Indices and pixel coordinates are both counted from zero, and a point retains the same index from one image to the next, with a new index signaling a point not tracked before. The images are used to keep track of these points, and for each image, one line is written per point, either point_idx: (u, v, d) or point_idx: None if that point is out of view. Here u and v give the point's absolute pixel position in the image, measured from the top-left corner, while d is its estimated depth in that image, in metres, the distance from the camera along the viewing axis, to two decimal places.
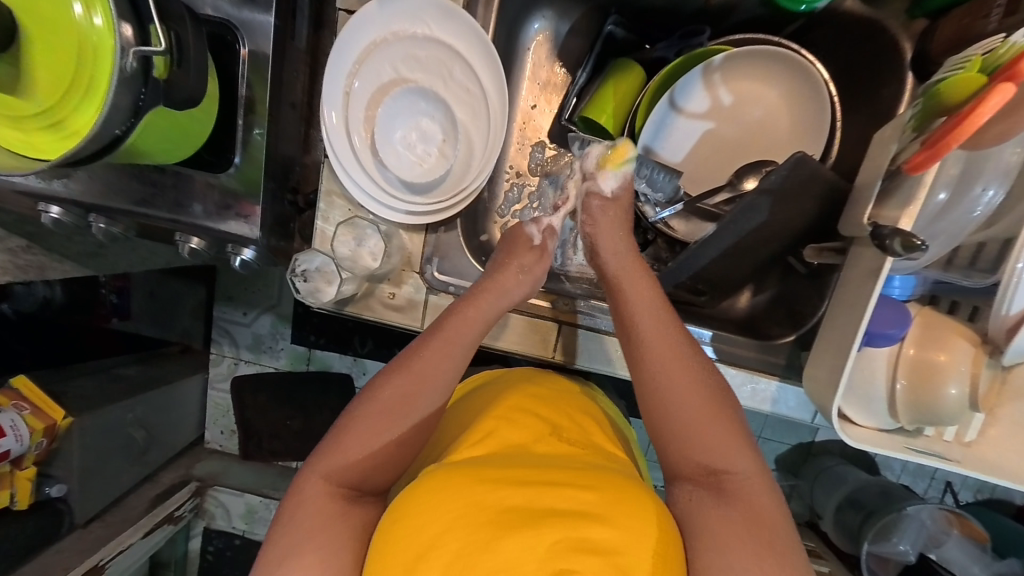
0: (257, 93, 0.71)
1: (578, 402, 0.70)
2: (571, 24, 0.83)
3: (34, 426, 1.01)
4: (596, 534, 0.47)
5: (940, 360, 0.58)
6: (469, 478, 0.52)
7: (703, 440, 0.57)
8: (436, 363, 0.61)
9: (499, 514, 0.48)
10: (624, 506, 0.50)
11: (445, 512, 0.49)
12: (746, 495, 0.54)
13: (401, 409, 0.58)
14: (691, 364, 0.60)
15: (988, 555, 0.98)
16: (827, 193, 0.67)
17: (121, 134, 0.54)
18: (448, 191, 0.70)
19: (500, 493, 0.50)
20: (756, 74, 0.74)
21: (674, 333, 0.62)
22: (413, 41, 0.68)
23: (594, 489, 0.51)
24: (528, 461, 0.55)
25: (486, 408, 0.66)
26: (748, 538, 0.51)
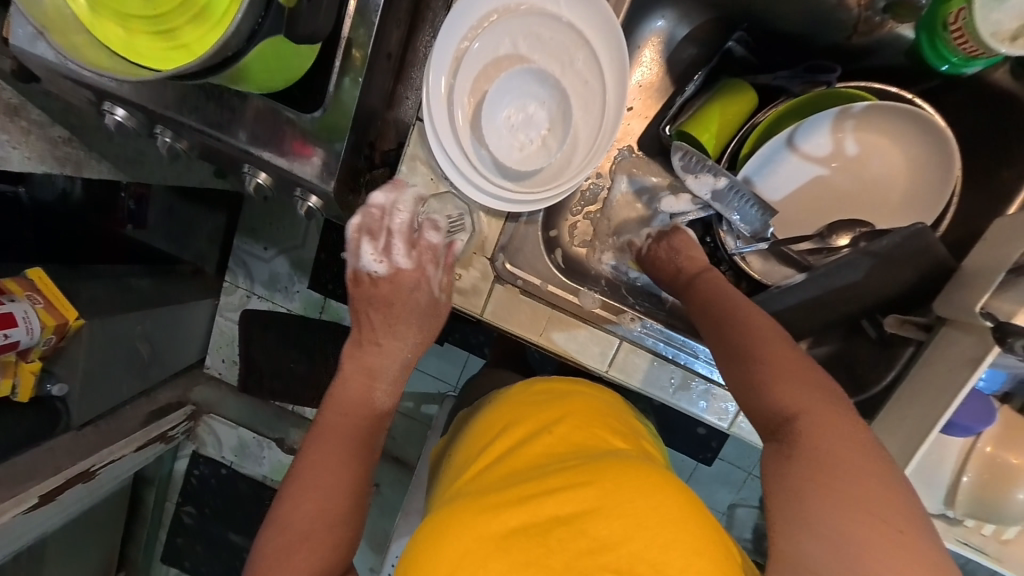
0: (359, 36, 0.66)
1: (586, 391, 0.68)
2: (689, 30, 0.79)
3: (45, 321, 0.93)
4: (601, 530, 0.47)
5: (1014, 462, 0.57)
6: (470, 511, 0.51)
7: (773, 385, 0.52)
8: (366, 377, 0.71)
9: (505, 538, 0.48)
10: (623, 492, 0.49)
11: (451, 555, 0.48)
12: (824, 445, 0.47)
13: (339, 436, 0.65)
14: (748, 336, 0.57)
15: None
16: (931, 269, 0.64)
17: (231, 57, 0.49)
18: (542, 184, 0.67)
19: (501, 517, 0.50)
20: (889, 129, 0.69)
21: (742, 312, 0.60)
22: (539, 18, 0.63)
23: (591, 484, 0.50)
24: (524, 475, 0.54)
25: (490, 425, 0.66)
26: (839, 495, 0.44)
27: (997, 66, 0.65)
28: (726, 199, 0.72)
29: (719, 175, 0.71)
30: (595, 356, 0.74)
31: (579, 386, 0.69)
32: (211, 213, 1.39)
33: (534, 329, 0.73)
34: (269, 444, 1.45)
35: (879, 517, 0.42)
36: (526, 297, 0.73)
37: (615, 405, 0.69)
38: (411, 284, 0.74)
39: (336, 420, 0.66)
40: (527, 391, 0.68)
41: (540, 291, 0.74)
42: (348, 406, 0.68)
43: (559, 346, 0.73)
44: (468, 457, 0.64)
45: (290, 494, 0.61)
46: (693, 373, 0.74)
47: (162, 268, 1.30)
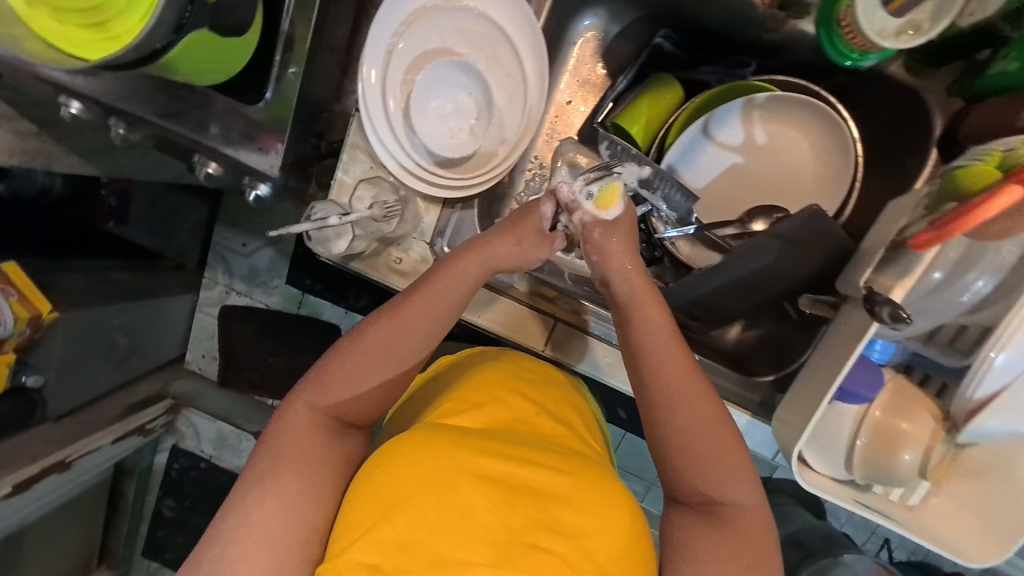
0: (299, 31, 0.70)
1: (562, 388, 0.75)
2: (622, 27, 0.83)
3: (18, 313, 0.96)
4: (563, 516, 0.53)
5: (902, 427, 0.61)
6: (453, 443, 0.55)
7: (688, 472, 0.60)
8: (418, 313, 0.65)
9: (479, 478, 0.53)
10: (593, 496, 0.56)
11: (425, 468, 0.53)
12: (739, 525, 0.59)
13: (382, 356, 0.64)
14: (706, 399, 0.61)
15: None
16: (835, 250, 0.69)
17: (161, 48, 0.55)
18: (474, 169, 0.72)
19: (482, 460, 0.54)
20: (795, 120, 0.76)
21: (690, 371, 0.62)
22: (464, 15, 0.68)
23: (570, 474, 0.57)
24: (509, 437, 0.60)
25: (473, 378, 0.70)
26: (735, 558, 0.57)
27: (892, 59, 0.67)
28: (655, 185, 0.75)
29: (642, 165, 0.74)
30: (534, 336, 0.80)
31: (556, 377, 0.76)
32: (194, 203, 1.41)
33: (475, 310, 0.79)
34: (247, 437, 1.48)
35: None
36: None
37: (586, 410, 0.76)
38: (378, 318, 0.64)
39: (399, 330, 0.64)
40: (519, 366, 0.73)
41: None
42: (390, 340, 0.64)
43: (504, 327, 0.80)
44: (453, 395, 0.67)
45: (315, 387, 0.63)
46: (625, 353, 0.80)
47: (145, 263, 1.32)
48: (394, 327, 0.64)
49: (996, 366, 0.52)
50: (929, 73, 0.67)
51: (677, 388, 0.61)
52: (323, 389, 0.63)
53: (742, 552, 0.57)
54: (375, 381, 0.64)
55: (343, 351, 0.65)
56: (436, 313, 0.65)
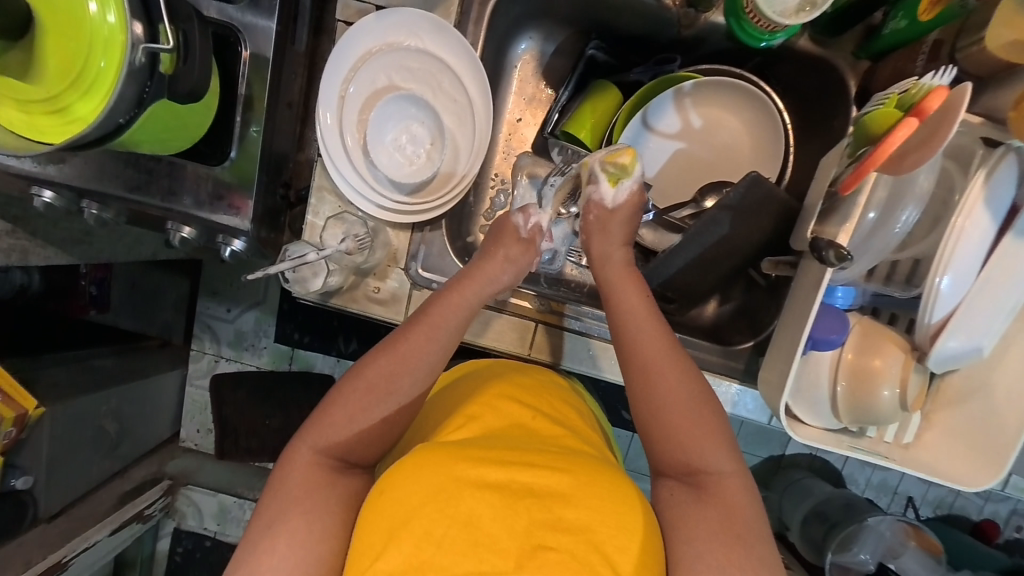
0: (256, 92, 0.75)
1: (553, 391, 0.75)
2: (556, 45, 0.89)
3: (3, 414, 0.92)
4: (567, 514, 0.52)
5: (875, 365, 0.64)
6: (450, 457, 0.56)
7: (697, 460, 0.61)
8: (421, 344, 0.66)
9: (481, 487, 0.53)
10: (596, 489, 0.55)
11: (427, 486, 0.53)
12: (721, 493, 0.59)
13: (385, 393, 0.64)
14: (701, 403, 0.63)
15: (940, 566, 1.09)
16: (782, 211, 0.73)
17: (124, 122, 0.58)
18: (435, 191, 0.76)
19: (480, 470, 0.55)
20: (723, 102, 0.82)
21: (685, 373, 0.64)
22: (405, 52, 0.73)
23: (569, 472, 0.56)
24: (507, 443, 0.60)
25: (477, 391, 0.71)
26: (720, 531, 0.56)
27: (799, 34, 0.73)
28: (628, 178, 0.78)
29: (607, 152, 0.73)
30: (518, 342, 0.82)
31: (546, 377, 0.78)
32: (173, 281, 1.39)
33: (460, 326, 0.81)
34: (252, 506, 1.43)
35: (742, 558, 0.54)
36: None
37: (583, 410, 0.77)
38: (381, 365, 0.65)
39: (401, 361, 0.65)
40: (514, 373, 0.75)
41: None
42: (392, 374, 0.65)
43: (489, 338, 0.82)
44: (454, 417, 0.68)
45: (321, 431, 0.62)
46: (608, 342, 0.82)
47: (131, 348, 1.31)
48: (394, 363, 0.65)
49: (945, 292, 0.57)
50: (833, 41, 0.73)
51: (667, 392, 0.63)
52: (328, 431, 0.62)
53: (727, 522, 0.57)
54: (381, 421, 0.64)
55: (347, 389, 0.65)
56: (436, 343, 0.67)
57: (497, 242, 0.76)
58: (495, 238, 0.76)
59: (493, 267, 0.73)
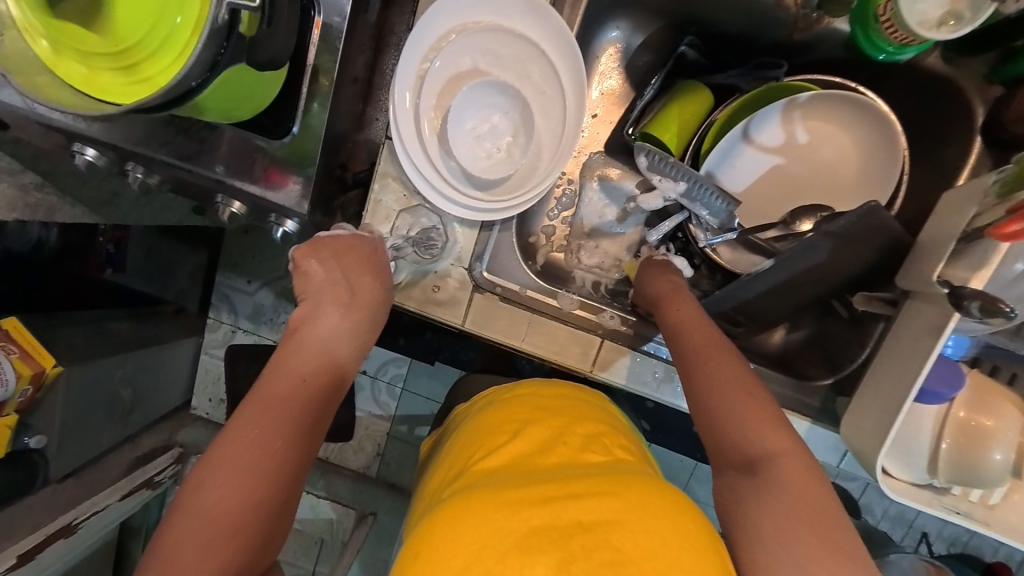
0: (325, 63, 0.68)
1: (582, 404, 0.69)
2: (644, 39, 0.83)
3: (21, 371, 0.88)
4: (625, 542, 0.47)
5: (987, 425, 0.59)
6: (489, 507, 0.50)
7: (760, 441, 0.55)
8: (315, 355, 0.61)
9: (527, 537, 0.48)
10: (648, 511, 0.49)
11: (469, 544, 0.48)
12: (785, 480, 0.53)
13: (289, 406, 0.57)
14: (741, 389, 0.58)
15: None
16: (889, 244, 0.67)
17: (195, 87, 0.52)
18: (513, 190, 0.69)
19: (524, 515, 0.49)
20: (833, 118, 0.75)
21: (748, 391, 0.58)
22: (495, 33, 0.66)
23: (615, 496, 0.50)
24: (544, 476, 0.54)
25: (496, 418, 0.66)
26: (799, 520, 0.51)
27: (929, 51, 0.68)
28: (695, 197, 0.74)
29: (679, 181, 0.74)
30: (579, 357, 0.75)
31: (573, 390, 0.72)
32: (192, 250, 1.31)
33: (516, 334, 0.74)
34: None
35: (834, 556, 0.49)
36: (505, 303, 0.74)
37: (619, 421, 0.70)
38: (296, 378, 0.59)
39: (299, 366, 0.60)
40: (534, 393, 0.69)
41: (520, 297, 0.76)
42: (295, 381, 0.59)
43: (549, 350, 0.74)
44: (480, 447, 0.62)
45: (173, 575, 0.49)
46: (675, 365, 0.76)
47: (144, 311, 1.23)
48: (255, 460, 0.53)
49: None
50: (962, 61, 0.68)
51: (718, 401, 0.58)
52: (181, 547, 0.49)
53: (811, 518, 0.51)
54: (251, 538, 0.52)
55: (224, 456, 0.53)
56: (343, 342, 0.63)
57: (342, 263, 0.66)
58: (358, 265, 0.66)
59: (370, 285, 0.66)
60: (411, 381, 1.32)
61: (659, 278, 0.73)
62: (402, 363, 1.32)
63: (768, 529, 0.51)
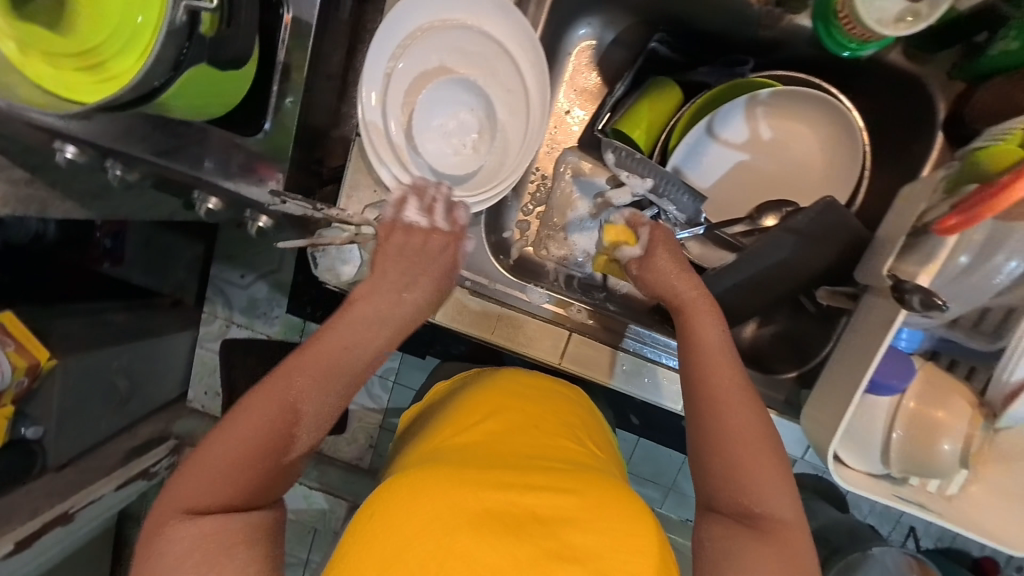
0: (296, 60, 0.70)
1: (561, 400, 0.71)
2: (616, 34, 0.84)
3: (16, 363, 0.88)
4: (573, 539, 0.49)
5: (938, 417, 0.59)
6: (448, 482, 0.51)
7: (762, 493, 0.52)
8: (339, 340, 0.54)
9: (479, 516, 0.49)
10: (603, 510, 0.52)
11: (422, 514, 0.48)
12: (784, 538, 0.50)
13: (325, 388, 0.53)
14: (762, 439, 0.54)
15: None
16: (850, 240, 0.68)
17: (159, 86, 0.54)
18: (481, 185, 0.70)
19: (481, 495, 0.50)
20: (797, 115, 0.76)
21: (760, 443, 0.54)
22: (462, 34, 0.68)
23: (573, 493, 0.53)
24: (509, 464, 0.56)
25: (476, 401, 0.66)
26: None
27: (892, 46, 0.68)
28: (663, 191, 0.76)
29: (647, 177, 0.76)
30: (548, 349, 0.76)
31: (554, 386, 0.74)
32: (188, 242, 1.31)
33: (483, 327, 0.75)
34: None
35: None
36: (476, 297, 0.76)
37: (595, 422, 0.72)
38: (312, 362, 0.53)
39: (322, 346, 0.54)
40: (516, 382, 0.71)
41: (490, 290, 0.78)
42: (319, 362, 0.53)
43: (515, 343, 0.75)
44: (454, 428, 0.63)
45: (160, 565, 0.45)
46: (644, 359, 0.76)
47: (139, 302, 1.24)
48: (273, 436, 0.50)
49: None
50: (927, 57, 0.68)
51: (737, 450, 0.53)
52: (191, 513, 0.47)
53: (790, 569, 0.49)
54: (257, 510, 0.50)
55: (241, 424, 0.50)
56: (365, 331, 0.56)
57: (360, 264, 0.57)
58: (401, 275, 0.58)
59: (392, 287, 0.58)
60: (399, 374, 1.33)
61: (680, 282, 0.62)
62: (393, 357, 1.32)
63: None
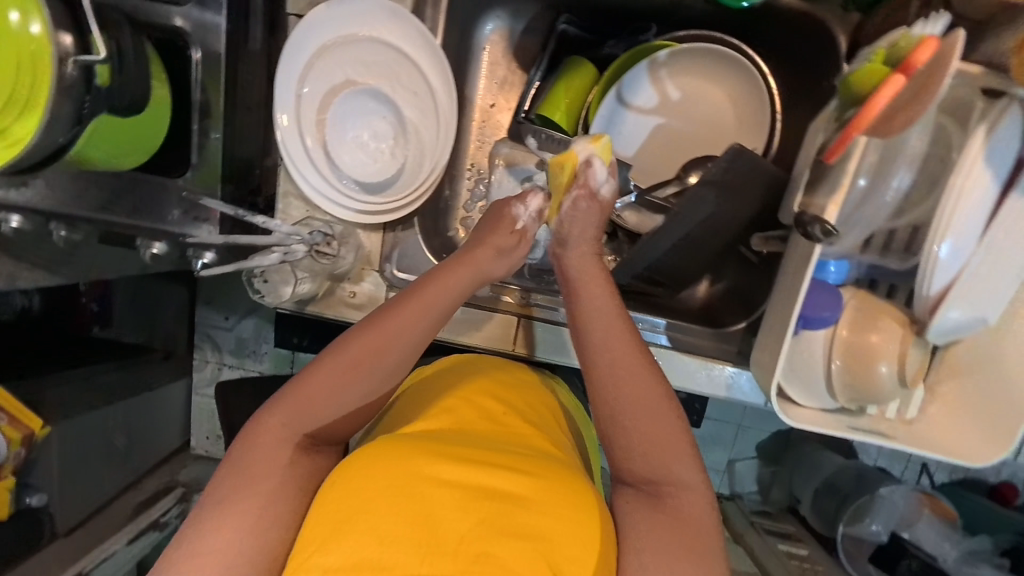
0: (212, 96, 0.72)
1: (538, 390, 0.67)
2: (525, 22, 0.85)
3: (10, 436, 0.86)
4: (526, 519, 0.43)
5: (873, 341, 0.60)
6: (415, 450, 0.46)
7: (659, 461, 0.53)
8: (407, 322, 0.55)
9: (437, 485, 0.44)
10: (560, 496, 0.46)
11: (384, 478, 0.43)
12: (680, 506, 0.52)
13: (369, 368, 0.53)
14: (665, 407, 0.55)
15: (958, 533, 0.95)
16: (770, 182, 0.70)
17: (66, 141, 0.57)
18: (404, 189, 0.72)
19: (442, 466, 0.45)
20: (702, 72, 0.78)
21: (659, 410, 0.55)
22: (362, 45, 0.70)
23: (535, 475, 0.47)
24: (480, 442, 0.50)
25: (458, 386, 0.62)
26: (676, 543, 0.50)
27: None
28: None
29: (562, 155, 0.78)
30: (501, 338, 0.78)
31: (529, 376, 0.69)
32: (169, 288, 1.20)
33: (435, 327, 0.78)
34: None
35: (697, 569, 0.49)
36: None
37: (565, 417, 0.67)
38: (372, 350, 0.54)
39: (382, 331, 0.54)
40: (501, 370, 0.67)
41: None
42: (380, 348, 0.54)
43: (470, 335, 0.78)
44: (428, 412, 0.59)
45: (222, 496, 0.47)
46: None
47: (133, 361, 1.17)
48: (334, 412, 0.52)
49: (944, 260, 0.53)
50: None
51: (634, 421, 0.54)
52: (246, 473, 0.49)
53: (682, 537, 0.50)
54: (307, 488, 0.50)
55: (307, 392, 0.52)
56: (426, 322, 0.56)
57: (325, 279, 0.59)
58: (477, 239, 0.64)
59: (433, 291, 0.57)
60: None
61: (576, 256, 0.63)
62: None
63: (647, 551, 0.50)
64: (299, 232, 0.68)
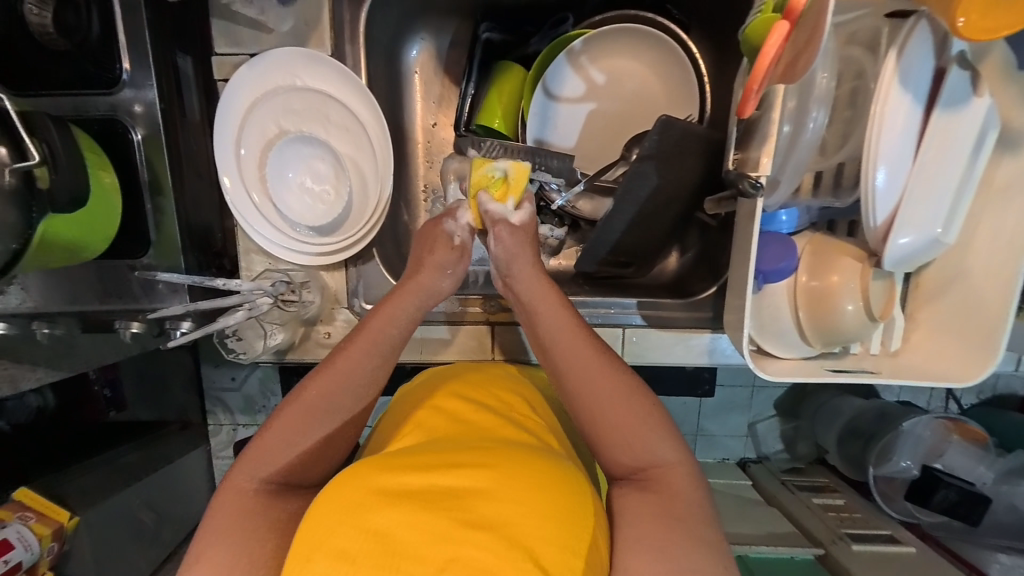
0: (158, 171, 0.73)
1: (509, 381, 0.67)
2: (450, 38, 0.86)
3: (41, 531, 0.72)
4: (487, 510, 0.44)
5: (833, 282, 0.60)
6: (374, 468, 0.47)
7: (635, 443, 0.55)
8: (357, 360, 0.57)
9: (396, 495, 0.44)
10: (520, 480, 0.46)
11: (345, 501, 0.44)
12: (666, 483, 0.54)
13: (324, 411, 0.55)
14: (632, 391, 0.57)
15: (990, 453, 0.91)
16: (708, 147, 0.71)
17: (19, 247, 0.56)
18: (355, 223, 0.74)
19: (402, 477, 0.46)
20: (622, 52, 0.80)
21: (625, 393, 0.57)
22: (286, 93, 0.71)
23: (495, 466, 0.47)
24: (440, 446, 0.51)
25: (426, 396, 0.63)
26: (664, 524, 0.51)
27: None
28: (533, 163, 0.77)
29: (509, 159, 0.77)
30: (478, 348, 0.79)
31: (498, 370, 0.70)
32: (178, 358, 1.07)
33: (413, 350, 0.79)
34: None
35: (685, 546, 0.50)
36: None
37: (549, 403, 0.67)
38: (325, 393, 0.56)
39: (336, 374, 0.57)
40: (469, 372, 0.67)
41: None
42: (335, 391, 0.56)
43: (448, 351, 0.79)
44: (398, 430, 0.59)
45: (202, 549, 0.49)
46: None
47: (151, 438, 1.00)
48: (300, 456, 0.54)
49: (882, 188, 0.54)
50: None
51: (602, 409, 0.56)
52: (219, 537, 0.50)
53: (665, 513, 0.52)
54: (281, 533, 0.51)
55: (268, 445, 0.54)
56: (375, 358, 0.58)
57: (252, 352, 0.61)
58: (416, 264, 0.65)
59: (378, 321, 0.59)
60: None
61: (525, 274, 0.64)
62: None
63: (640, 534, 0.51)
64: (261, 286, 0.69)
